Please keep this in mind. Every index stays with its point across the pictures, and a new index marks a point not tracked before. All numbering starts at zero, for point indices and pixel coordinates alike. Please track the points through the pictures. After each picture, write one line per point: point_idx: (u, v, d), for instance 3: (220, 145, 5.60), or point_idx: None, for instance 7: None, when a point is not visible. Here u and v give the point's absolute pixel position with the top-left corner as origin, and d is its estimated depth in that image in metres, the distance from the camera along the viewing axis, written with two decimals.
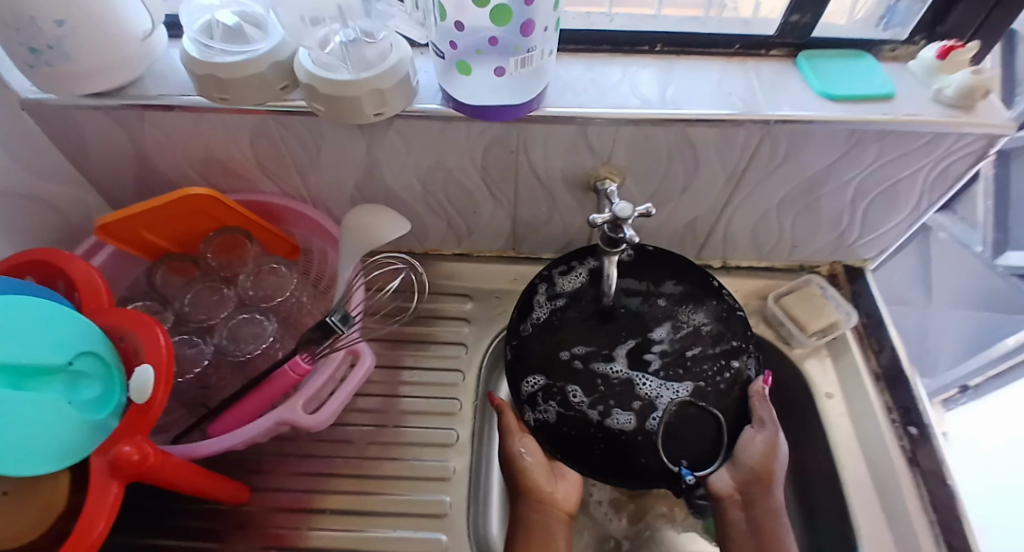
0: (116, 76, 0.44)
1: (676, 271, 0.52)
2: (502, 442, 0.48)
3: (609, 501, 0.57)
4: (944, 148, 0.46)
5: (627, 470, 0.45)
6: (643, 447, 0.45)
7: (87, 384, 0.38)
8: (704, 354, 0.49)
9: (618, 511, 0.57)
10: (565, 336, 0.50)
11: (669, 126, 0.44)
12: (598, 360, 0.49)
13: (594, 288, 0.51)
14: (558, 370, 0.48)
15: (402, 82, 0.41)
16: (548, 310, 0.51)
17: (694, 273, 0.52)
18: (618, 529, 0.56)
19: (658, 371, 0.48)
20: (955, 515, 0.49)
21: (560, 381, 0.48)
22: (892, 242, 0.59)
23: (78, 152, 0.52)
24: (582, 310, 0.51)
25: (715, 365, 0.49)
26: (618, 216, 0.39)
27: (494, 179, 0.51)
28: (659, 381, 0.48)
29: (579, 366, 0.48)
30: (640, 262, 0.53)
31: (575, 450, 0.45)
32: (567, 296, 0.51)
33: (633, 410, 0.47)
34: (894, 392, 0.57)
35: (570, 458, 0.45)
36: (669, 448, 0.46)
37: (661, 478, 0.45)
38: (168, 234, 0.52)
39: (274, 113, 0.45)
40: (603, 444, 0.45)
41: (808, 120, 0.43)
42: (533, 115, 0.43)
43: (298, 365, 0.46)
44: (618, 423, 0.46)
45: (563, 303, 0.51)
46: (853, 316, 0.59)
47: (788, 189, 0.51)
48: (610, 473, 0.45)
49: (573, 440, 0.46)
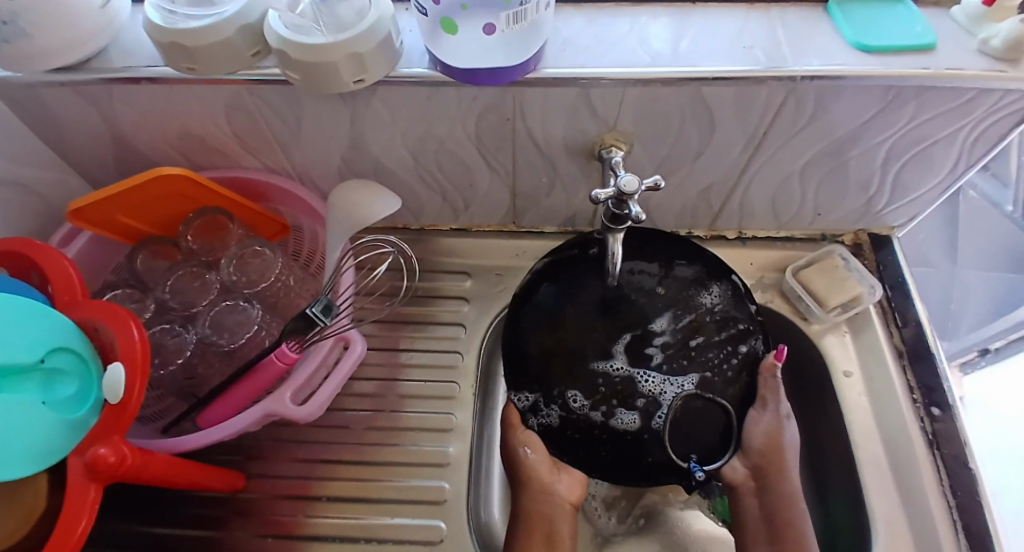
0: (80, 50, 0.40)
1: (673, 253, 0.48)
2: (503, 438, 0.46)
3: (603, 499, 0.56)
4: (985, 106, 0.41)
5: (635, 470, 0.42)
6: (651, 448, 0.42)
7: (64, 381, 0.36)
8: (709, 343, 0.45)
9: (610, 509, 0.56)
10: (560, 333, 0.45)
11: (681, 85, 0.39)
12: (596, 359, 0.44)
13: (588, 277, 0.46)
14: (557, 372, 0.44)
15: (384, 44, 0.37)
16: (539, 305, 0.46)
17: (694, 252, 0.48)
18: (608, 527, 0.55)
19: (661, 365, 0.44)
20: (975, 499, 0.47)
21: (560, 383, 0.44)
22: (924, 208, 0.54)
23: (51, 132, 0.49)
24: (575, 304, 0.46)
25: (721, 353, 0.45)
26: (623, 191, 0.35)
27: (490, 149, 0.47)
28: (662, 376, 0.44)
29: (577, 367, 0.44)
30: (636, 247, 0.48)
31: (581, 454, 0.43)
32: (559, 289, 0.46)
33: (638, 409, 0.43)
34: (917, 369, 0.53)
35: (577, 460, 0.43)
36: (677, 443, 0.43)
37: (671, 475, 0.42)
38: (148, 216, 0.49)
39: (249, 83, 0.41)
40: (609, 446, 0.43)
41: (839, 75, 0.38)
42: (530, 78, 0.39)
43: (285, 354, 0.43)
44: (622, 423, 0.43)
45: (555, 297, 0.46)
46: (878, 290, 0.55)
47: (813, 151, 0.46)
48: (619, 474, 0.42)
49: (578, 442, 0.43)
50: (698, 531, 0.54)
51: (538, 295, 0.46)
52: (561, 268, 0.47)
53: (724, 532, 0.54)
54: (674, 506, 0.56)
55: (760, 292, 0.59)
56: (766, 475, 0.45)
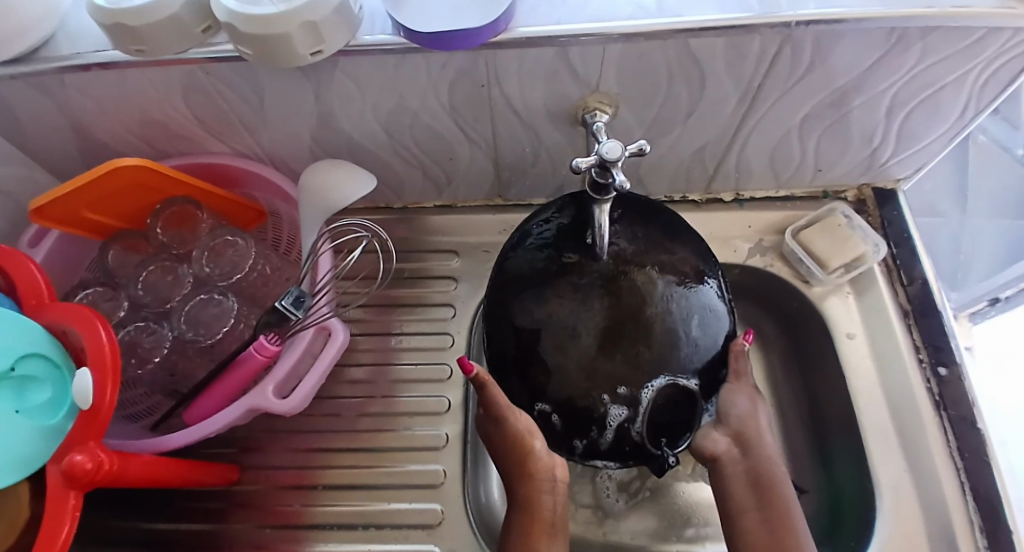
0: (23, 39, 0.37)
1: (661, 226, 0.42)
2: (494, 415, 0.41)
3: (617, 480, 0.55)
4: (997, 45, 0.37)
5: (611, 453, 0.41)
6: (634, 436, 0.39)
7: (35, 387, 0.35)
8: (707, 322, 0.40)
9: (620, 491, 0.55)
10: (549, 307, 0.39)
11: (668, 38, 0.36)
12: (589, 341, 0.38)
13: (579, 241, 0.40)
14: (545, 350, 0.39)
15: (341, 10, 0.33)
16: (526, 272, 0.41)
17: (677, 229, 0.43)
18: (613, 506, 0.54)
19: (657, 349, 0.38)
20: (983, 459, 0.46)
21: (548, 364, 0.39)
22: (930, 158, 0.51)
23: (11, 128, 0.46)
24: (567, 273, 0.39)
25: (713, 332, 0.41)
26: (607, 158, 0.33)
27: (467, 118, 0.45)
28: (657, 364, 0.38)
29: (567, 348, 0.38)
30: (626, 217, 0.42)
31: (564, 436, 0.41)
32: (548, 254, 0.41)
33: (625, 401, 0.38)
34: (922, 329, 0.51)
35: (560, 439, 0.42)
36: (657, 431, 0.40)
37: (641, 458, 0.41)
38: (113, 209, 0.47)
39: (203, 63, 0.38)
40: (593, 433, 0.40)
41: (839, 18, 0.34)
42: (502, 40, 0.36)
43: (264, 347, 0.41)
44: (606, 414, 0.39)
45: (545, 264, 0.40)
46: (882, 249, 0.53)
47: (813, 103, 0.43)
48: (594, 452, 0.41)
49: (562, 424, 0.41)
50: (701, 500, 0.54)
51: (525, 260, 0.42)
52: (545, 233, 0.42)
53: None
54: (681, 480, 0.55)
55: (758, 255, 0.56)
56: (764, 444, 0.44)
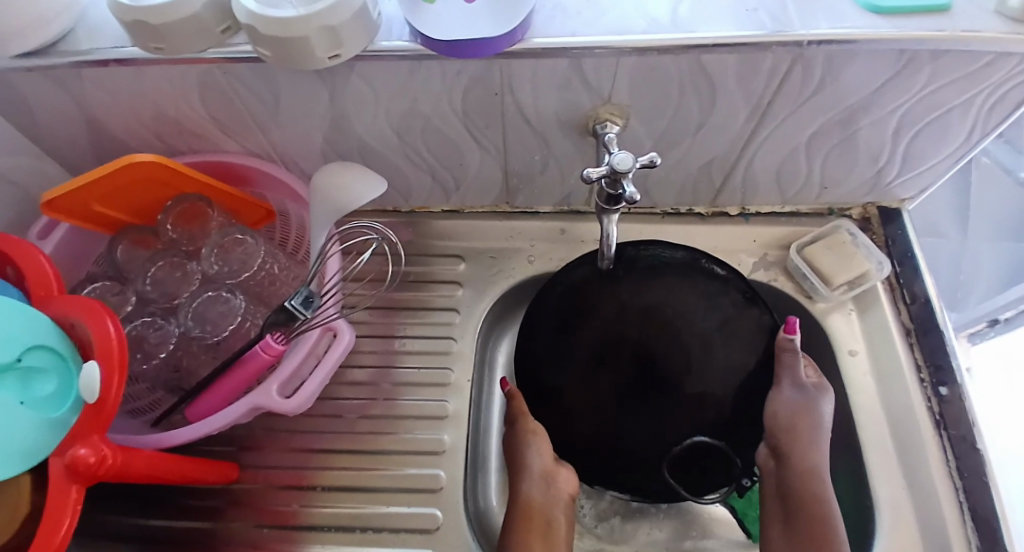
0: (44, 33, 0.37)
1: (668, 272, 0.48)
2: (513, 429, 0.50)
3: (596, 507, 0.54)
4: (1003, 71, 0.38)
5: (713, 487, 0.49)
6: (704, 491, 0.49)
7: (41, 379, 0.35)
8: (718, 352, 0.47)
9: (602, 520, 0.54)
10: (571, 366, 0.48)
11: (681, 53, 0.36)
12: (607, 380, 0.47)
13: (587, 294, 0.49)
14: (568, 394, 0.49)
15: (359, 15, 0.34)
16: (543, 328, 0.49)
17: (687, 270, 0.49)
18: (599, 532, 0.53)
19: (673, 386, 0.47)
20: (982, 480, 0.46)
21: (573, 406, 0.48)
22: (934, 179, 0.52)
23: (25, 119, 0.46)
24: (578, 326, 0.48)
25: (728, 360, 0.47)
26: (617, 168, 0.33)
27: (478, 124, 0.45)
28: (672, 400, 0.47)
29: (588, 388, 0.48)
30: (636, 271, 0.49)
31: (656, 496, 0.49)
32: (565, 311, 0.49)
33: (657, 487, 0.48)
34: (924, 349, 0.52)
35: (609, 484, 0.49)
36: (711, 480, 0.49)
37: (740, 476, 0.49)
38: (124, 204, 0.47)
39: (220, 61, 0.38)
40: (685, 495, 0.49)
41: (850, 38, 0.35)
42: (518, 49, 0.36)
43: (270, 346, 0.42)
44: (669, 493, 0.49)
45: (560, 320, 0.49)
46: (885, 267, 0.53)
47: (823, 120, 0.44)
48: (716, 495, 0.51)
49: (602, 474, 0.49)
50: (701, 511, 0.54)
51: (540, 314, 0.50)
52: (562, 294, 0.49)
53: (725, 512, 0.54)
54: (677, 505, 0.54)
55: (762, 270, 0.57)
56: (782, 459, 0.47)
